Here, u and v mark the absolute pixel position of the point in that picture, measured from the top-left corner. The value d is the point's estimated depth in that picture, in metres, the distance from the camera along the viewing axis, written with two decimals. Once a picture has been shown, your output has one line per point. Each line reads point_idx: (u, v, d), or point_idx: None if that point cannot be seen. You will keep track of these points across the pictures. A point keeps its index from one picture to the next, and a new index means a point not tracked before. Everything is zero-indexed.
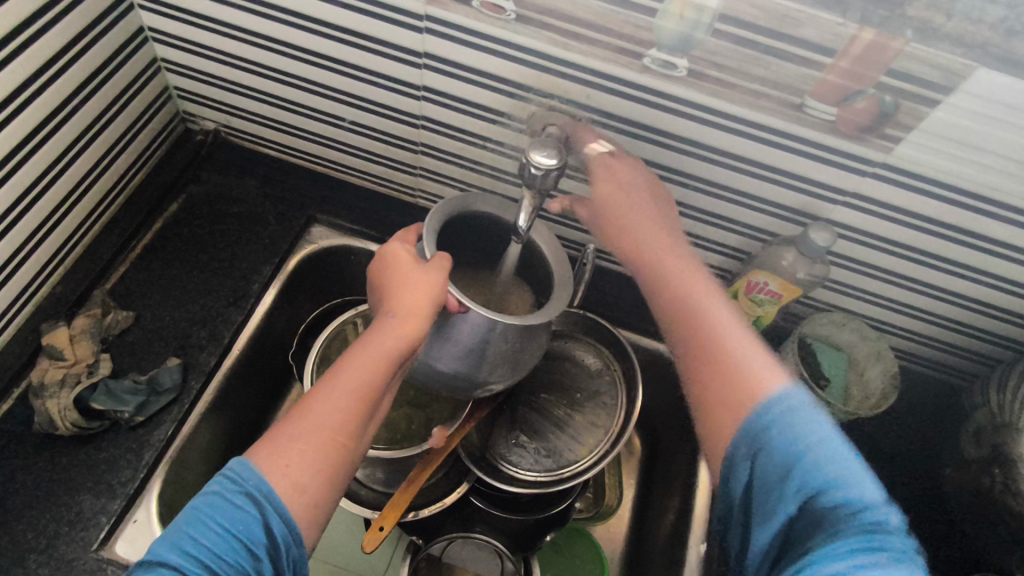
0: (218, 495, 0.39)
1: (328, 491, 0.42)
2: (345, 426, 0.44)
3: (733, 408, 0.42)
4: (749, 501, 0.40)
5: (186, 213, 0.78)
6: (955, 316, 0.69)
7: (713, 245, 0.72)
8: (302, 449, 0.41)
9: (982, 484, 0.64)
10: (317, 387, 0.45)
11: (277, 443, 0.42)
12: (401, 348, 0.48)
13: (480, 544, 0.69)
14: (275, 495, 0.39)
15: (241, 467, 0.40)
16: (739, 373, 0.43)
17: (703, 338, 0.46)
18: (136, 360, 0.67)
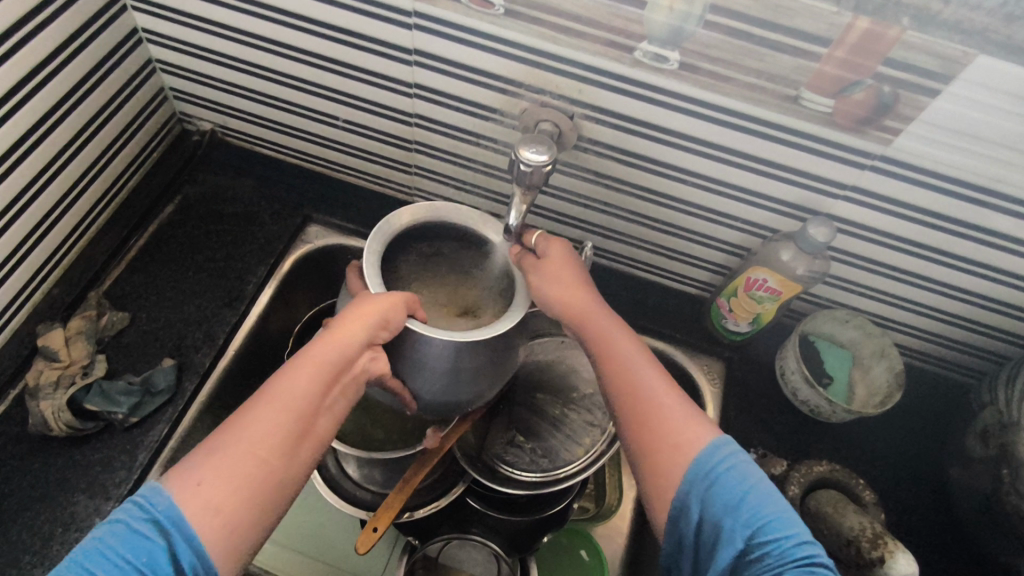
0: (124, 524, 0.37)
1: (250, 516, 0.40)
2: (269, 442, 0.42)
3: (677, 456, 0.45)
4: (700, 540, 0.43)
5: (182, 214, 0.78)
6: (962, 312, 0.68)
7: (712, 242, 0.70)
8: (218, 467, 0.40)
9: (989, 485, 0.63)
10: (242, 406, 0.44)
11: (193, 461, 0.40)
12: (333, 364, 0.47)
13: (476, 545, 0.69)
14: (184, 521, 0.38)
15: (152, 493, 0.38)
16: (676, 427, 0.46)
17: (640, 403, 0.49)
18: (131, 360, 0.67)
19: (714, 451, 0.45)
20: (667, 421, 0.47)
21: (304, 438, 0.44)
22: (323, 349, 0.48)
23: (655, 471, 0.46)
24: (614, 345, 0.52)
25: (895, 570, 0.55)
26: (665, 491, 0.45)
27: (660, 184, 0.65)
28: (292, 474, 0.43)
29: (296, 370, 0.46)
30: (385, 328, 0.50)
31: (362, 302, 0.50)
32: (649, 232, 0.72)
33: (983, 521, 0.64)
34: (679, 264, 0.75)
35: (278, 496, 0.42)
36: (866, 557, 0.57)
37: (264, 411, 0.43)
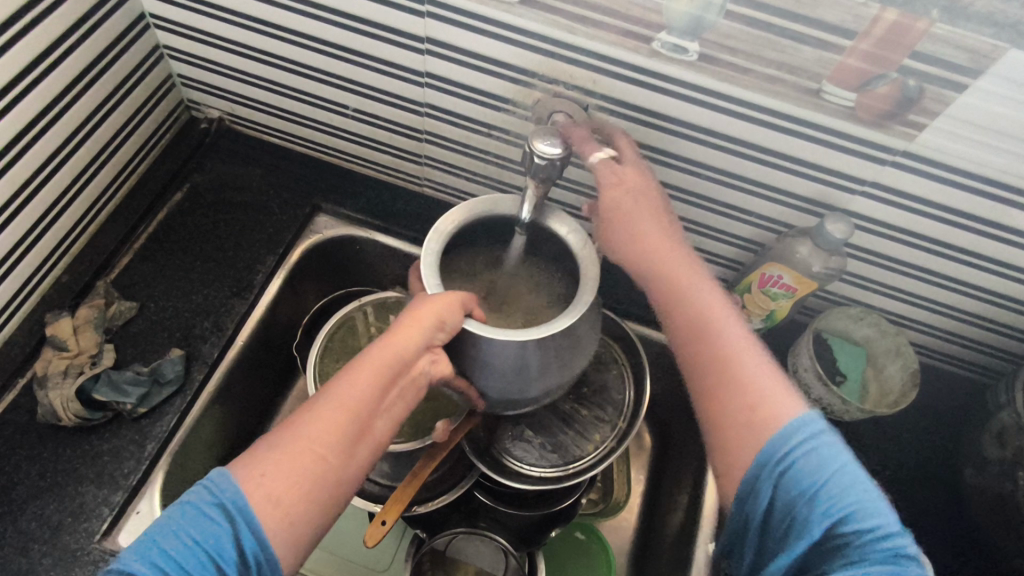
0: (194, 506, 0.39)
1: (310, 509, 0.41)
2: (329, 438, 0.43)
3: (752, 424, 0.43)
4: (769, 520, 0.42)
5: (190, 203, 0.77)
6: (980, 311, 0.67)
7: (726, 236, 0.69)
8: (281, 459, 0.41)
9: (1004, 487, 0.62)
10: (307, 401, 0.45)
11: (259, 453, 0.42)
12: (396, 364, 0.47)
13: (484, 540, 0.69)
14: (248, 508, 0.39)
15: (219, 479, 0.40)
16: (757, 395, 0.44)
17: (719, 365, 0.47)
18: (139, 351, 0.67)
19: (797, 430, 0.42)
20: (744, 388, 0.45)
21: (360, 438, 0.45)
22: (381, 350, 0.47)
23: (727, 442, 0.44)
24: (694, 306, 0.50)
25: None
26: (737, 462, 0.43)
27: (675, 177, 0.64)
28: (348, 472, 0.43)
29: (354, 369, 0.47)
30: (440, 331, 0.49)
31: (422, 302, 0.49)
32: None
33: (997, 523, 0.64)
34: None
35: (335, 492, 0.43)
36: None
37: (324, 409, 0.44)
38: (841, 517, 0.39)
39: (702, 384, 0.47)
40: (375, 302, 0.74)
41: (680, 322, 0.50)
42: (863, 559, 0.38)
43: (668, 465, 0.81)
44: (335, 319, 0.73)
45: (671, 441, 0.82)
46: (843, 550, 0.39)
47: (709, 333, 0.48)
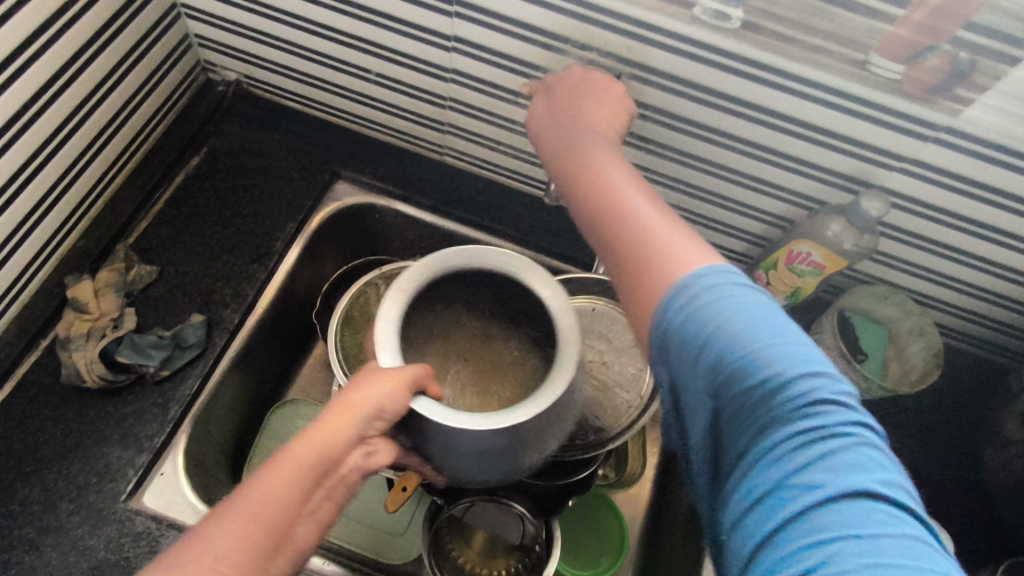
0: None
1: None
2: (246, 550, 0.38)
3: (650, 271, 0.41)
4: (676, 396, 0.40)
5: (208, 167, 0.76)
6: (1009, 293, 0.66)
7: (753, 212, 0.68)
8: (186, 574, 0.36)
9: None
10: (221, 507, 0.40)
11: (160, 570, 0.36)
12: (322, 459, 0.43)
13: (501, 509, 0.71)
14: None
15: None
16: (654, 248, 0.42)
17: (611, 215, 0.45)
18: (160, 315, 0.67)
19: (700, 277, 0.39)
20: (648, 228, 0.43)
21: (287, 543, 0.40)
22: (311, 441, 0.43)
23: (637, 283, 0.42)
24: (592, 168, 0.49)
25: None
26: (643, 312, 0.41)
27: (705, 150, 0.62)
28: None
29: (280, 462, 0.42)
30: (373, 419, 0.45)
31: (360, 380, 0.46)
32: (688, 201, 0.70)
33: None
34: (715, 235, 0.73)
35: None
36: None
37: (243, 512, 0.39)
38: (742, 366, 0.36)
39: (621, 230, 0.44)
40: (391, 274, 0.74)
41: (585, 168, 0.49)
42: (778, 420, 0.35)
43: None
44: (351, 291, 0.72)
45: None
46: (759, 409, 0.36)
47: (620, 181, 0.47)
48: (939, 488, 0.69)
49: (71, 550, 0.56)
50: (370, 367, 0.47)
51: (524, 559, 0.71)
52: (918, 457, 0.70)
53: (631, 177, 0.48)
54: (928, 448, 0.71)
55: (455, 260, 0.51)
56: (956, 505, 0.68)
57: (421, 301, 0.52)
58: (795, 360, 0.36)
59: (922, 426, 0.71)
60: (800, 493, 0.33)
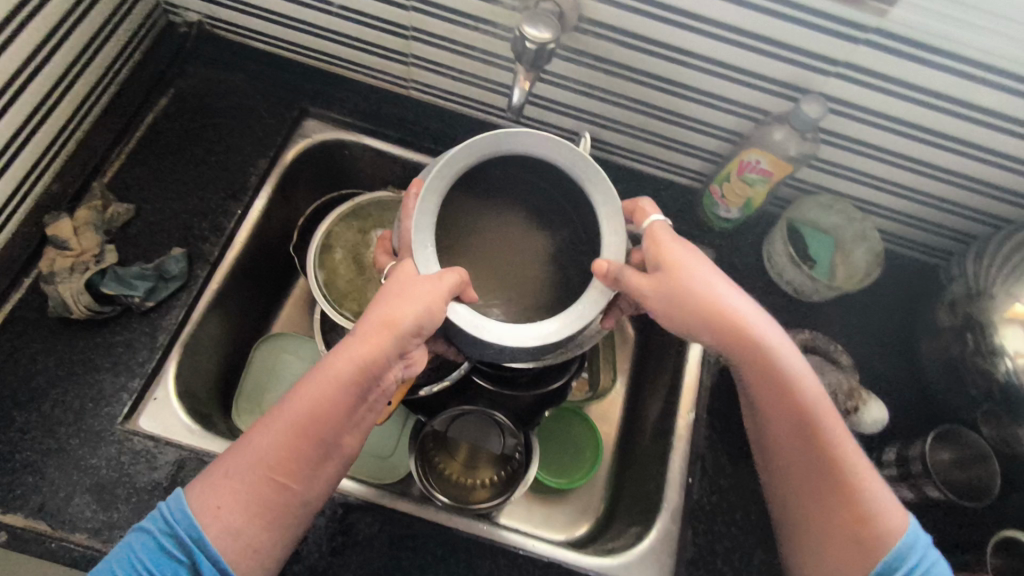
0: (153, 536, 0.45)
1: (270, 531, 0.47)
2: (287, 464, 0.48)
3: (842, 464, 0.53)
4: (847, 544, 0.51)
5: (176, 108, 0.77)
6: (939, 193, 0.71)
7: (706, 127, 0.72)
8: (235, 489, 0.47)
9: (956, 349, 0.68)
10: (262, 423, 0.49)
11: (215, 484, 0.47)
12: (354, 380, 0.50)
13: (482, 421, 0.76)
14: (204, 540, 0.45)
15: (174, 509, 0.46)
16: (835, 442, 0.53)
17: (798, 411, 0.54)
18: (141, 250, 0.69)
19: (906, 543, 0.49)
20: (824, 419, 0.54)
21: (311, 446, 0.49)
22: (334, 359, 0.51)
23: (816, 466, 0.53)
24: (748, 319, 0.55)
25: (867, 414, 0.63)
26: (855, 517, 0.51)
27: (659, 67, 0.66)
28: (303, 488, 0.49)
29: (306, 383, 0.50)
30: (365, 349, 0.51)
31: (388, 294, 0.52)
32: (646, 120, 0.73)
33: (947, 382, 0.70)
34: (673, 154, 0.77)
35: (291, 509, 0.48)
36: (843, 408, 0.64)
37: (277, 428, 0.49)
38: None
39: (788, 425, 0.55)
40: (359, 207, 0.78)
41: (746, 354, 0.55)
42: None
43: (649, 354, 0.86)
44: (325, 224, 0.76)
45: (653, 331, 0.87)
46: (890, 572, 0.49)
47: (791, 407, 0.54)
48: (883, 376, 0.75)
49: (74, 469, 0.59)
50: (397, 279, 0.53)
51: (505, 469, 0.74)
52: (863, 350, 0.76)
53: (769, 372, 0.54)
54: (871, 342, 0.77)
55: (479, 151, 0.55)
56: (898, 390, 0.75)
57: (453, 201, 0.57)
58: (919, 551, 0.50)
59: (866, 323, 0.78)
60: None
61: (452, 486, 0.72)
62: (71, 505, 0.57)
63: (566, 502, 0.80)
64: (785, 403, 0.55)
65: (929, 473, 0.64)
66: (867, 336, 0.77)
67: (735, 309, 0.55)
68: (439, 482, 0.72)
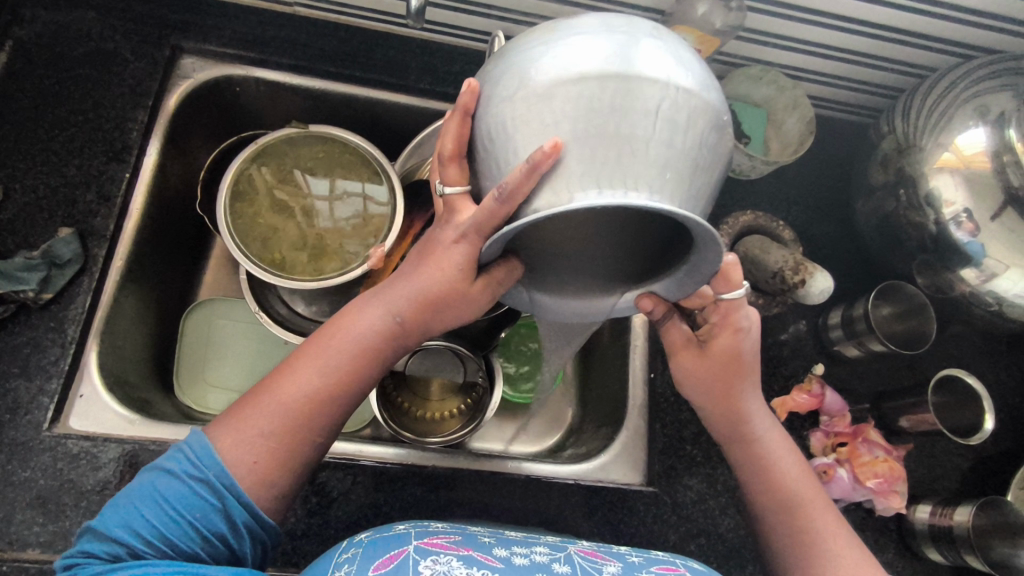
0: (176, 477, 0.40)
1: (298, 481, 0.45)
2: (321, 417, 0.44)
3: (831, 533, 0.51)
4: None
5: (21, 63, 0.65)
6: (866, 49, 0.70)
7: (627, 8, 0.67)
8: (269, 444, 0.43)
9: (889, 207, 0.69)
10: (294, 373, 0.44)
11: (248, 434, 0.42)
12: (389, 340, 0.46)
13: (438, 353, 0.73)
14: (239, 489, 0.41)
15: (205, 451, 0.41)
16: (819, 513, 0.52)
17: (779, 491, 0.54)
18: (22, 237, 0.61)
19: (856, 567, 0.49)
20: (807, 494, 0.53)
21: (337, 410, 0.45)
22: (370, 323, 0.45)
23: (795, 532, 0.52)
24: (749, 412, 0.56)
25: (814, 287, 0.61)
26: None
27: None
28: (323, 450, 0.46)
29: (338, 343, 0.45)
30: (406, 321, 0.45)
31: (442, 264, 0.43)
32: (561, 8, 0.67)
33: (882, 240, 0.72)
34: None
35: (312, 467, 0.45)
36: (790, 283, 0.62)
37: (310, 380, 0.44)
38: None
39: (760, 506, 0.54)
40: (269, 147, 0.69)
41: (734, 439, 0.56)
42: None
43: None
44: (233, 172, 0.68)
45: None
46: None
47: (771, 485, 0.54)
48: (822, 241, 0.77)
49: (8, 487, 0.54)
50: (446, 242, 0.43)
51: (471, 396, 0.73)
52: (800, 218, 0.77)
53: (752, 460, 0.55)
54: (809, 208, 0.78)
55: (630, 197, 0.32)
56: (836, 252, 0.77)
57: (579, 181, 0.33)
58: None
59: (803, 191, 0.78)
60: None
61: (422, 424, 0.71)
62: (14, 523, 0.53)
63: (534, 417, 0.80)
64: (763, 474, 0.55)
65: (873, 330, 0.67)
66: (803, 204, 0.78)
67: (732, 403, 0.55)
68: (406, 422, 0.70)
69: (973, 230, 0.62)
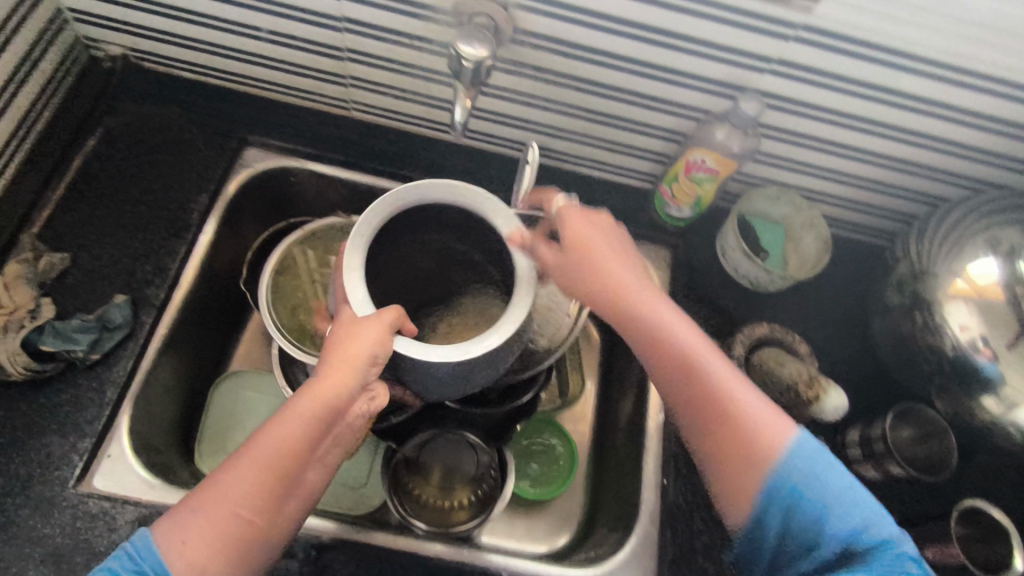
0: (117, 568, 0.45)
1: (239, 565, 0.47)
2: (254, 498, 0.48)
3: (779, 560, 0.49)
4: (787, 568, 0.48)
5: (107, 147, 0.74)
6: (878, 177, 0.74)
7: (651, 130, 0.73)
8: (205, 528, 0.46)
9: (905, 328, 0.70)
10: (228, 465, 0.49)
11: (184, 521, 0.46)
12: (315, 413, 0.50)
13: (453, 442, 0.75)
14: (173, 573, 0.45)
15: (142, 545, 0.46)
16: (755, 424, 0.49)
17: (717, 411, 0.50)
18: (81, 301, 0.65)
19: (796, 449, 0.48)
20: (757, 416, 0.49)
21: (314, 460, 0.51)
22: (341, 375, 0.51)
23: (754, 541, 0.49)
24: (689, 348, 0.52)
25: (828, 403, 0.64)
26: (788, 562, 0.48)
27: (597, 73, 0.66)
28: (307, 499, 0.51)
29: (314, 398, 0.51)
30: (375, 366, 0.51)
31: (340, 346, 0.50)
32: (590, 125, 0.73)
33: (899, 359, 0.72)
34: (620, 157, 0.77)
35: (254, 551, 0.48)
36: (804, 397, 0.65)
37: (245, 467, 0.48)
38: None
39: None
40: (316, 231, 0.75)
41: (714, 459, 0.50)
42: None
43: (616, 358, 0.85)
44: (279, 253, 0.73)
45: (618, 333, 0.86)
46: (792, 505, 0.47)
47: (712, 416, 0.50)
48: (841, 358, 0.78)
49: (26, 542, 0.56)
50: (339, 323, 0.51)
51: (480, 488, 0.73)
52: (819, 332, 0.78)
53: (701, 412, 0.51)
54: (829, 323, 0.79)
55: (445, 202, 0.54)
56: (854, 370, 0.77)
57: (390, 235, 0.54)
58: (876, 513, 0.47)
59: (822, 306, 0.80)
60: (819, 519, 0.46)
61: (428, 511, 0.71)
62: None
63: (545, 515, 0.79)
64: (707, 408, 0.50)
65: (891, 451, 0.66)
66: (824, 319, 0.79)
67: (661, 323, 0.53)
68: (413, 507, 0.71)
69: (991, 356, 0.64)
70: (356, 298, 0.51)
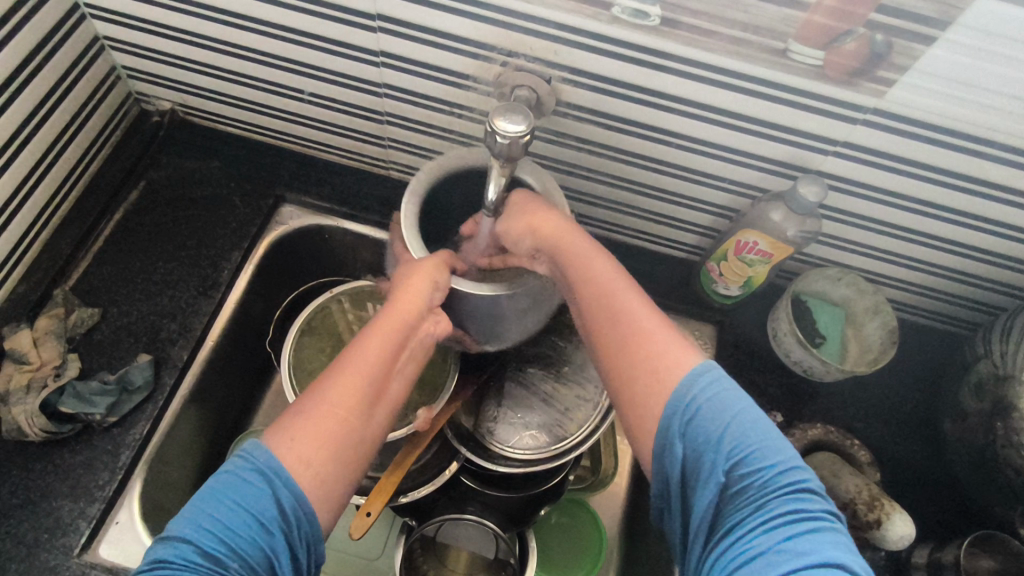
0: (237, 475, 0.40)
1: (346, 464, 0.42)
2: (353, 395, 0.44)
3: (656, 386, 0.44)
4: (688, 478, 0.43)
5: (148, 201, 0.74)
6: (954, 265, 0.66)
7: (700, 205, 0.68)
8: (310, 420, 0.42)
9: (983, 439, 0.62)
10: (326, 372, 0.46)
11: (285, 423, 0.43)
12: (402, 321, 0.49)
13: (472, 525, 0.68)
14: (284, 469, 0.40)
15: (255, 447, 0.41)
16: (655, 366, 0.45)
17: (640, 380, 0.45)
18: (106, 359, 0.65)
19: (696, 379, 0.43)
20: (645, 351, 0.46)
21: (396, 371, 0.48)
22: (410, 303, 0.50)
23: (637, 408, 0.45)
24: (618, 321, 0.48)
25: (890, 531, 0.58)
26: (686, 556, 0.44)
27: (644, 146, 0.62)
28: (394, 409, 0.47)
29: (382, 329, 0.48)
30: (439, 291, 0.51)
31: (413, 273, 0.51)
32: (635, 197, 0.69)
33: (975, 472, 0.64)
34: (667, 229, 0.73)
35: (362, 444, 0.43)
36: (863, 520, 0.59)
37: (348, 365, 0.46)
38: None
39: None
40: (351, 290, 0.71)
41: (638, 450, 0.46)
42: None
43: None
44: (309, 309, 0.70)
45: None
46: (688, 423, 0.43)
47: (617, 340, 0.47)
48: (907, 460, 0.70)
49: None
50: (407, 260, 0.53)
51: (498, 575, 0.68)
52: (880, 429, 0.71)
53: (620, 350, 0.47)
54: (893, 420, 0.71)
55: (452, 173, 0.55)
56: (921, 476, 0.69)
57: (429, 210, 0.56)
58: (760, 429, 0.43)
59: (885, 400, 0.72)
60: (763, 565, 0.38)
61: None
62: None
63: None
64: (614, 325, 0.48)
65: None
66: (887, 415, 0.72)
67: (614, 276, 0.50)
68: None
69: None
70: (413, 244, 0.52)
